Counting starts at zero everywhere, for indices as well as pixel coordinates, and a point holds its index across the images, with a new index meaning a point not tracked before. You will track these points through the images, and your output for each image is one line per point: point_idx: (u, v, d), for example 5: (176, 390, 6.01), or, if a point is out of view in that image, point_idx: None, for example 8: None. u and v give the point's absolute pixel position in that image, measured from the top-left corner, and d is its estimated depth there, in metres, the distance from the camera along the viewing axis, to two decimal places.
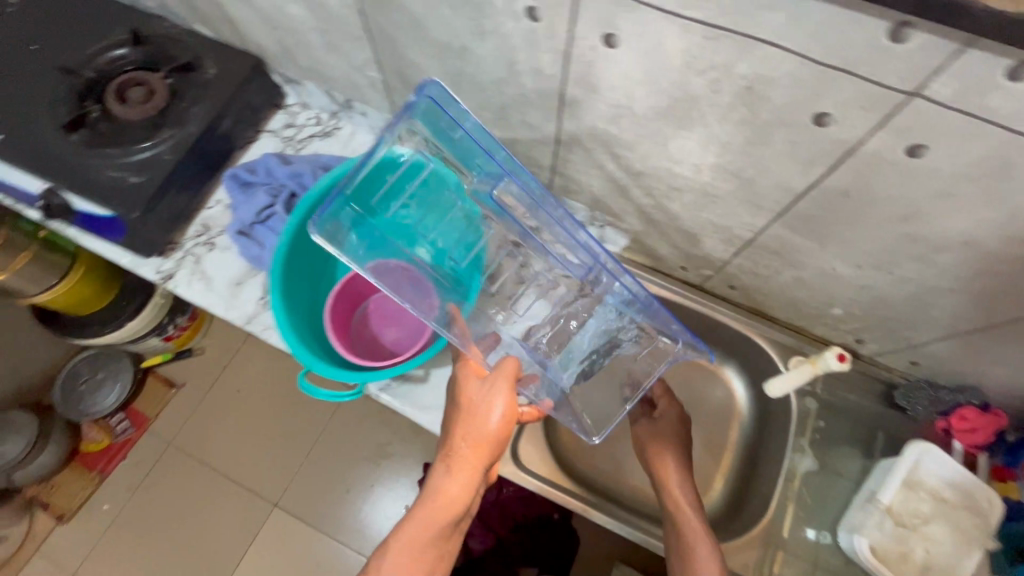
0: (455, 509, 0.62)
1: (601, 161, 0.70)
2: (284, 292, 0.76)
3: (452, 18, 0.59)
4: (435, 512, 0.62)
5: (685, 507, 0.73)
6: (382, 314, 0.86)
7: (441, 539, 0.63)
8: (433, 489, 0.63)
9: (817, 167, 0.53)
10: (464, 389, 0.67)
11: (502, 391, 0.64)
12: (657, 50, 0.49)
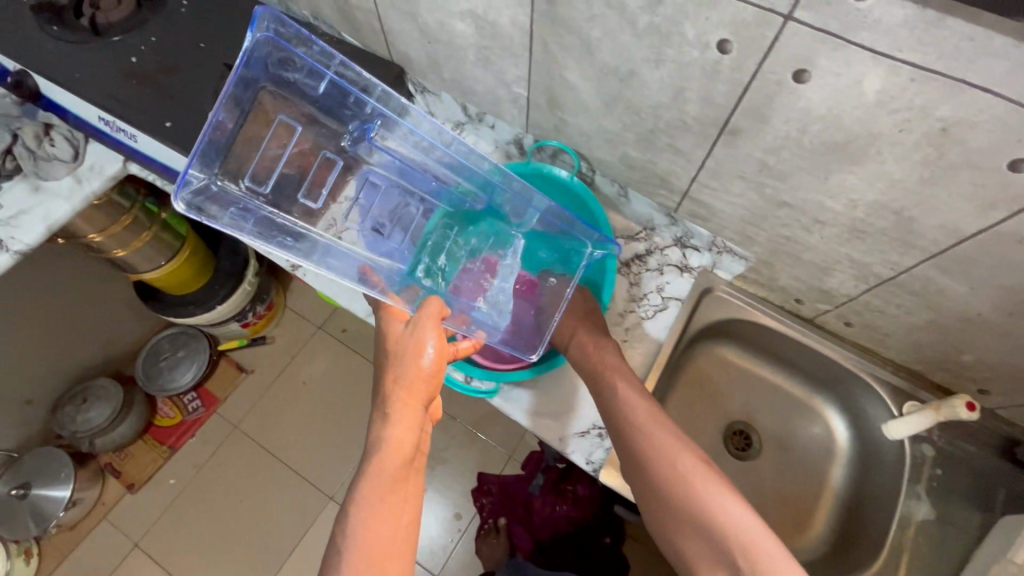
0: (398, 458, 0.60)
1: (744, 188, 0.72)
2: None
3: (631, 45, 0.62)
4: (380, 463, 0.59)
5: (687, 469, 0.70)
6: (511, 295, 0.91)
7: (402, 499, 0.59)
8: (383, 435, 0.61)
9: (995, 212, 0.54)
10: (392, 332, 0.69)
11: (422, 326, 0.67)
12: (853, 88, 0.51)
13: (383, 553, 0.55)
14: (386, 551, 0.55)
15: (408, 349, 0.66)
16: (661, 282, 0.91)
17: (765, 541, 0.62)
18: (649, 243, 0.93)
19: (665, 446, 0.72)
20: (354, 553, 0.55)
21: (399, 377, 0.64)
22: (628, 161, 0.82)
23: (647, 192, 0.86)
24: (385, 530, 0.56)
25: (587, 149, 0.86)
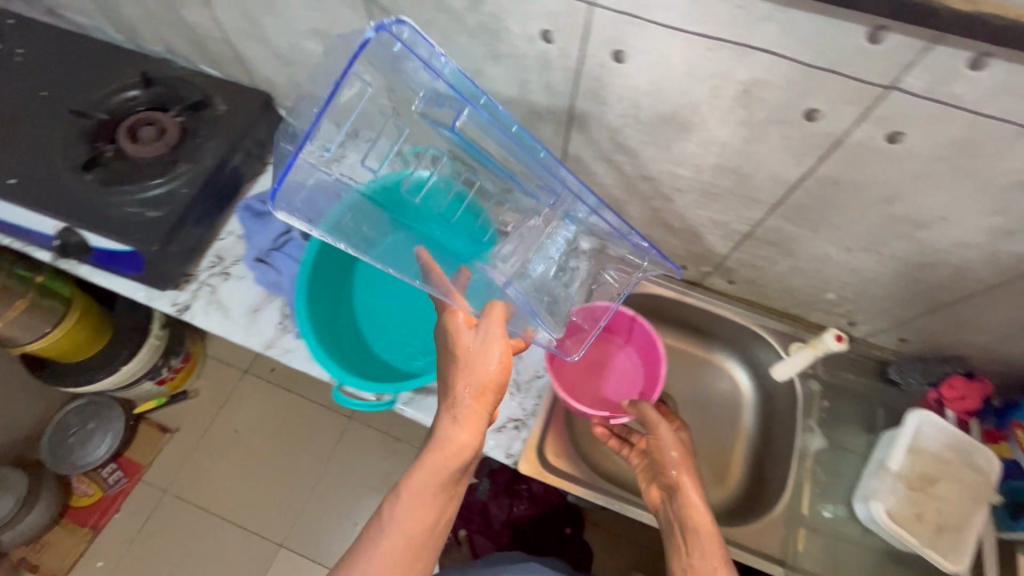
0: (446, 469, 0.62)
1: (607, 168, 0.76)
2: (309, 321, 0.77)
3: (469, 44, 0.64)
4: (429, 464, 0.62)
5: (692, 499, 0.70)
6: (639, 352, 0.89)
7: (441, 490, 0.62)
8: (440, 438, 0.62)
9: (808, 159, 0.60)
10: (465, 341, 0.64)
11: (497, 338, 0.63)
12: (663, 62, 0.55)
13: (416, 533, 0.62)
14: (421, 532, 0.62)
15: (472, 356, 0.63)
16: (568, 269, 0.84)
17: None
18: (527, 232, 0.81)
19: (693, 522, 0.68)
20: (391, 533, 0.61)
21: (470, 388, 0.63)
22: None
23: None
24: (425, 517, 0.62)
25: None
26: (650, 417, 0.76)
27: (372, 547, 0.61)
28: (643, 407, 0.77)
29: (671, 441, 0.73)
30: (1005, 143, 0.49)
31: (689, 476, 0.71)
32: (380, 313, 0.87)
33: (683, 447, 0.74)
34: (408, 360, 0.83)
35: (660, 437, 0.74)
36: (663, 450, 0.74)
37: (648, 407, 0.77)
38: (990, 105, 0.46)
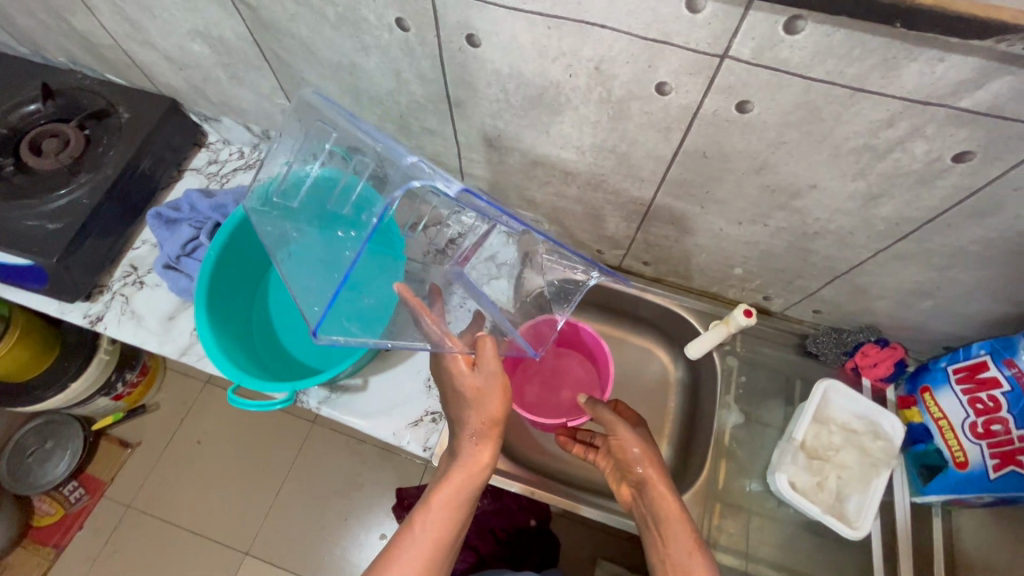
0: (470, 487, 0.71)
1: (499, 155, 0.76)
2: (212, 328, 0.75)
3: (336, 37, 0.64)
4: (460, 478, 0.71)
5: (664, 495, 0.68)
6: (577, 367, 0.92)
7: (467, 504, 0.72)
8: (465, 457, 0.72)
9: (673, 133, 0.60)
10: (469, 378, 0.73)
11: (496, 377, 0.72)
12: (513, 44, 0.55)
13: (441, 535, 0.68)
14: (448, 536, 0.69)
15: (478, 393, 0.73)
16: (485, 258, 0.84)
17: (695, 566, 0.63)
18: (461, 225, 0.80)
19: (664, 513, 0.67)
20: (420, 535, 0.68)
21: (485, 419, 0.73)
22: None
23: None
24: (449, 522, 0.69)
25: None
26: (608, 420, 0.74)
27: (402, 546, 0.67)
28: (601, 412, 0.75)
29: (631, 440, 0.72)
30: (840, 107, 0.49)
31: (656, 471, 0.70)
32: (290, 312, 0.88)
33: (646, 442, 0.73)
34: (316, 358, 0.85)
35: (622, 437, 0.73)
36: (626, 452, 0.72)
37: (605, 410, 0.75)
38: (815, 69, 0.46)
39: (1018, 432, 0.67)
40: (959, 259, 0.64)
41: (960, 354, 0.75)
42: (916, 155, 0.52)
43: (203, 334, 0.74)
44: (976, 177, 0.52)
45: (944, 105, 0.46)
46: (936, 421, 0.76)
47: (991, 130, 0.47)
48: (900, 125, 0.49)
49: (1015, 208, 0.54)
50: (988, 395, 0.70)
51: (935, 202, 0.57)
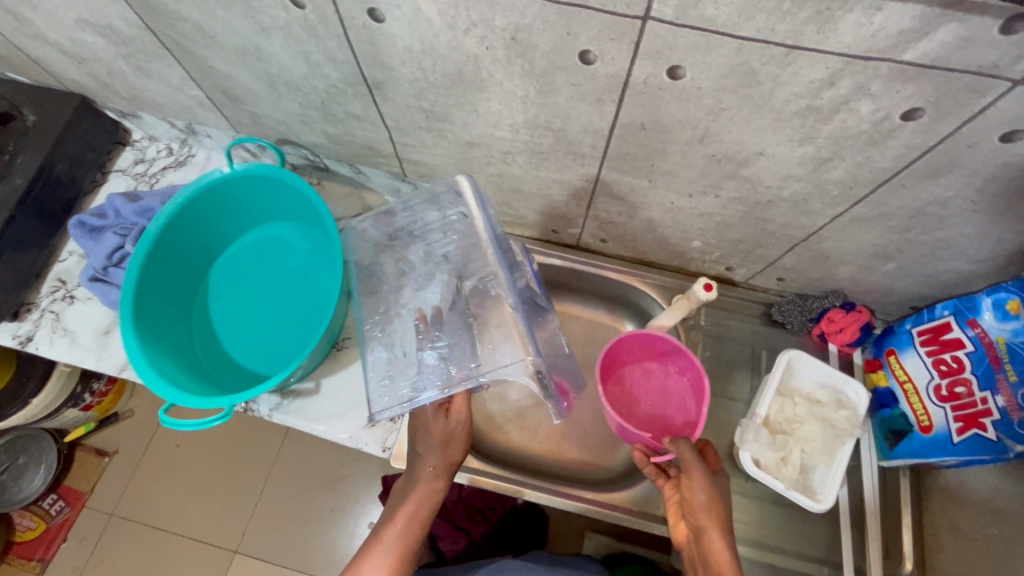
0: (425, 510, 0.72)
1: (433, 138, 0.70)
2: (143, 348, 0.71)
3: (232, 19, 0.58)
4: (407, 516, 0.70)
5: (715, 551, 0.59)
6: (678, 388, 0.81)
7: (422, 526, 0.72)
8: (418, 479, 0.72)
9: (607, 105, 0.55)
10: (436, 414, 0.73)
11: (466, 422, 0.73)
12: (419, 16, 0.50)
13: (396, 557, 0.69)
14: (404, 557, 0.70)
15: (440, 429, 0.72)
16: (428, 249, 0.86)
17: None
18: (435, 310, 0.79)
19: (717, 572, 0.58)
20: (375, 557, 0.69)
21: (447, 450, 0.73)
22: (333, 138, 0.78)
23: (372, 164, 0.83)
24: (403, 545, 0.70)
25: (295, 135, 0.80)
26: (692, 466, 0.63)
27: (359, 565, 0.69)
28: (687, 457, 0.63)
29: (705, 490, 0.62)
30: (777, 67, 0.45)
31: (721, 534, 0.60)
32: (230, 317, 0.82)
33: (719, 492, 0.62)
34: (263, 360, 0.80)
35: (695, 482, 0.62)
36: (697, 503, 0.62)
37: (691, 456, 0.63)
38: (745, 27, 0.42)
39: (982, 393, 0.65)
40: (918, 221, 0.60)
41: (924, 316, 0.72)
42: (863, 116, 0.47)
43: (133, 357, 0.70)
44: (928, 135, 0.48)
45: (886, 59, 0.41)
46: (902, 385, 0.75)
47: (938, 83, 0.43)
48: (842, 84, 0.45)
49: (971, 165, 0.50)
50: (952, 356, 0.68)
51: (888, 163, 0.53)
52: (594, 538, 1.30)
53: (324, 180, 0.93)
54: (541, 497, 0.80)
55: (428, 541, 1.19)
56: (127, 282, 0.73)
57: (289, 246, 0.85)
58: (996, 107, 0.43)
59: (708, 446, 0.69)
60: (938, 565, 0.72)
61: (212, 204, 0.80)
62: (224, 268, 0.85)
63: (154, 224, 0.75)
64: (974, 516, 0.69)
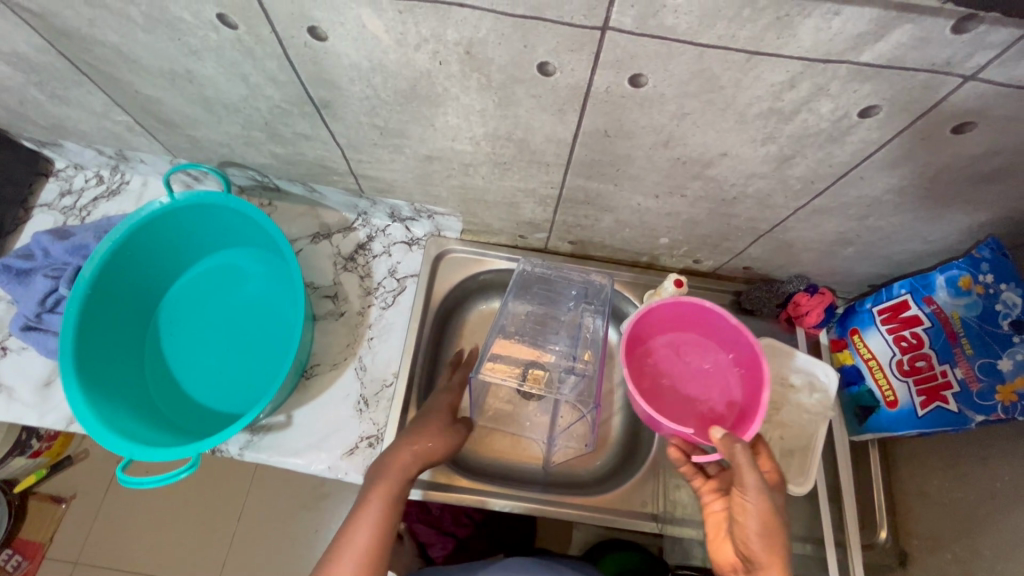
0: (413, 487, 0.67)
1: (389, 154, 0.67)
2: (91, 403, 0.66)
3: (155, 42, 0.52)
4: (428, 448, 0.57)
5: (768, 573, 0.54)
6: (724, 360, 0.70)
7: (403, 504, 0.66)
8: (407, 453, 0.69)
9: (569, 115, 0.53)
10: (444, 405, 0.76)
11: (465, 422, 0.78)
12: (364, 34, 0.46)
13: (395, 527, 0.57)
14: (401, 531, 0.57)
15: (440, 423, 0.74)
16: (392, 264, 0.87)
17: None
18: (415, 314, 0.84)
19: None
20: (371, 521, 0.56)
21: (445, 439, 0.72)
22: (282, 158, 0.73)
23: (325, 181, 0.79)
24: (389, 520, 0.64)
25: (239, 157, 0.75)
26: (748, 483, 0.55)
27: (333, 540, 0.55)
28: (744, 474, 0.55)
29: (759, 510, 0.55)
30: (739, 72, 0.44)
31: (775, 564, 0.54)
32: (186, 356, 0.77)
33: (775, 514, 0.55)
34: (229, 401, 0.75)
35: (749, 501, 0.55)
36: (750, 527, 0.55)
37: (750, 473, 0.55)
38: (705, 35, 0.41)
39: (941, 366, 0.68)
40: (876, 208, 0.62)
41: (883, 295, 0.75)
42: (823, 115, 0.48)
43: (80, 414, 0.64)
44: (885, 130, 0.49)
45: (844, 61, 0.41)
46: (866, 362, 0.77)
47: (894, 81, 0.43)
48: (802, 86, 0.45)
49: (925, 156, 0.51)
50: (912, 333, 0.71)
51: (847, 158, 0.53)
52: (582, 528, 1.32)
53: (275, 200, 0.88)
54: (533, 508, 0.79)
55: (418, 550, 1.18)
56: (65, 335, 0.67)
57: (244, 274, 0.80)
58: (948, 102, 0.44)
59: (764, 452, 0.62)
60: (911, 530, 0.75)
61: (152, 238, 0.74)
62: (175, 305, 0.79)
63: (89, 267, 0.69)
64: (939, 481, 0.72)
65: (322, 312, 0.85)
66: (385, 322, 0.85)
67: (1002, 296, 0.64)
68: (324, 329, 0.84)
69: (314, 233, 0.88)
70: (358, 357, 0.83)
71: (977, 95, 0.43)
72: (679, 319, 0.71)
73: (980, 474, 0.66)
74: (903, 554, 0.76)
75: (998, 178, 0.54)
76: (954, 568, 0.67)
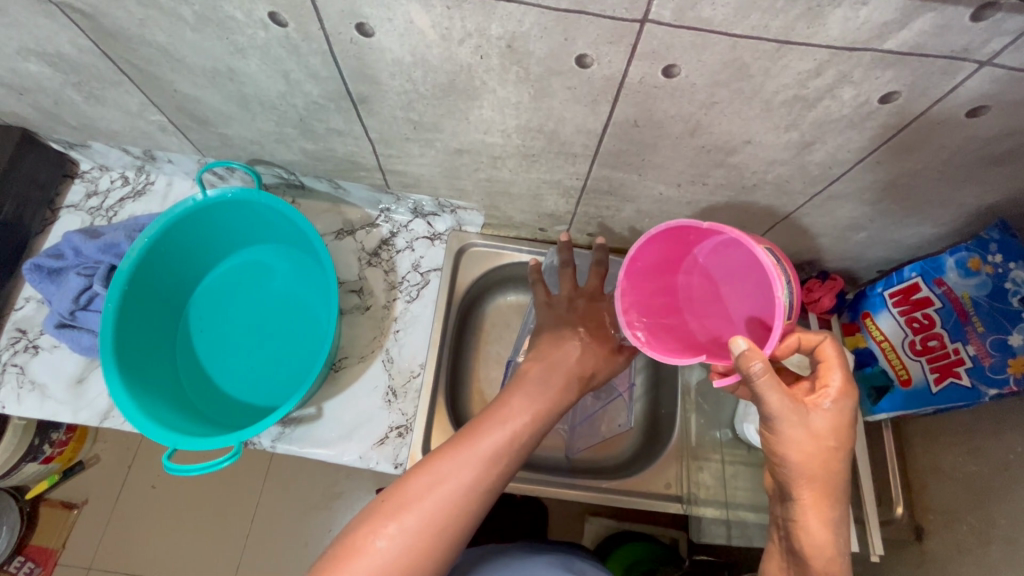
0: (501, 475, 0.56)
1: (420, 149, 0.69)
2: (131, 394, 0.67)
3: (203, 41, 0.54)
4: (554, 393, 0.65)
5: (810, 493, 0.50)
6: (727, 271, 0.58)
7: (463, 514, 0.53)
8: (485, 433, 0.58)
9: (601, 106, 0.56)
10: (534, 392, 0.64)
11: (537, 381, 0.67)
12: (411, 29, 0.49)
13: (478, 500, 0.54)
14: (483, 500, 0.55)
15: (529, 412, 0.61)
16: (415, 258, 0.89)
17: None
18: (440, 305, 0.86)
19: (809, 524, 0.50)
20: (446, 492, 0.52)
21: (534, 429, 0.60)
22: (311, 154, 0.75)
23: (352, 178, 0.81)
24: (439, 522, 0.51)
25: (269, 154, 0.77)
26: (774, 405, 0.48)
27: (404, 517, 0.51)
28: (769, 403, 0.48)
29: (796, 435, 0.49)
30: (768, 61, 0.47)
31: (814, 489, 0.50)
32: (216, 349, 0.78)
33: (818, 436, 0.50)
34: (260, 393, 0.77)
35: (785, 426, 0.49)
36: (783, 456, 0.50)
37: (777, 398, 0.48)
38: (740, 26, 0.43)
39: (953, 344, 0.71)
40: (890, 193, 0.65)
41: (894, 278, 0.78)
42: (845, 101, 0.50)
43: (122, 405, 0.66)
44: (903, 115, 0.51)
45: (869, 48, 0.44)
46: (879, 343, 0.80)
47: (914, 67, 0.46)
48: (828, 73, 0.47)
49: (939, 140, 0.54)
50: (923, 313, 0.74)
51: (865, 143, 0.56)
52: (594, 521, 1.31)
53: (298, 198, 0.90)
54: (560, 493, 0.80)
55: None
56: (103, 330, 0.68)
57: (270, 270, 0.81)
58: (964, 87, 0.47)
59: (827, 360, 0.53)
60: (926, 505, 0.78)
61: (184, 234, 0.76)
62: (203, 300, 0.80)
63: (125, 264, 0.70)
64: (953, 455, 0.75)
65: (349, 306, 0.87)
66: (411, 315, 0.87)
67: (1010, 275, 0.65)
68: (351, 323, 0.86)
69: (338, 230, 0.90)
70: (384, 349, 0.85)
71: (991, 80, 0.46)
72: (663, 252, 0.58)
73: (994, 446, 0.69)
74: (919, 529, 0.78)
75: (1006, 160, 0.57)
76: (972, 539, 0.70)
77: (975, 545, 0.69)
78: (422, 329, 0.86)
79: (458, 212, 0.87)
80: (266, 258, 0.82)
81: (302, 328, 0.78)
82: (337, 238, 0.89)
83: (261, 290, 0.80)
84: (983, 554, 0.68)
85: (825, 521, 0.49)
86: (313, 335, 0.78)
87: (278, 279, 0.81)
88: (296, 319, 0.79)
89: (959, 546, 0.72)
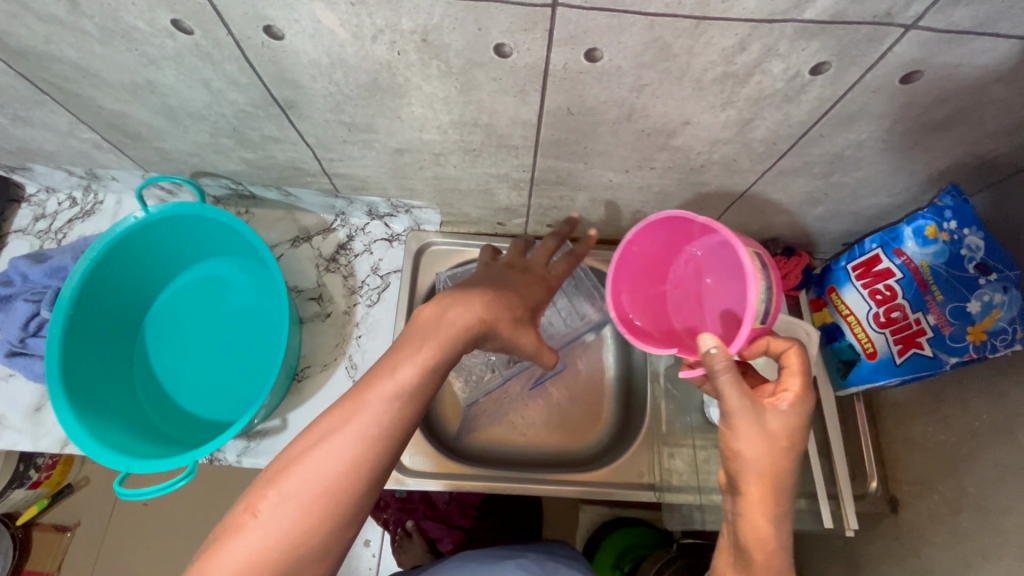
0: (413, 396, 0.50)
1: (359, 151, 0.67)
2: (82, 420, 0.66)
3: (113, 54, 0.53)
4: (449, 322, 0.56)
5: (759, 486, 0.48)
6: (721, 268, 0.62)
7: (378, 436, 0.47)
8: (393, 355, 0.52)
9: (531, 95, 0.54)
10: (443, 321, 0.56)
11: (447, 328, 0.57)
12: (320, 29, 0.47)
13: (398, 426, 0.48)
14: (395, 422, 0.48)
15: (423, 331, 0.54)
16: (374, 261, 0.88)
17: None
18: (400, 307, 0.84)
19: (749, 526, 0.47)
20: (368, 416, 0.47)
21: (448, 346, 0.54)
22: (253, 163, 0.73)
23: (299, 184, 0.79)
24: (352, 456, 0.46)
25: (211, 166, 0.75)
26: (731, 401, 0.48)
27: (281, 483, 0.44)
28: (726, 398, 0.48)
29: (747, 432, 0.48)
30: (689, 39, 0.45)
31: (760, 485, 0.48)
32: (175, 367, 0.77)
33: (769, 435, 0.48)
34: (220, 409, 0.76)
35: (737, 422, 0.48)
36: (735, 448, 0.48)
37: (734, 395, 0.48)
38: (652, 4, 0.42)
39: (915, 314, 0.69)
40: (839, 165, 0.63)
41: (856, 251, 0.76)
42: (776, 75, 0.49)
43: (71, 429, 0.65)
44: (838, 85, 0.50)
45: (789, 19, 0.42)
46: (845, 317, 0.78)
47: (839, 36, 0.44)
48: (752, 48, 0.46)
49: (876, 109, 0.53)
50: (885, 285, 0.72)
51: (805, 117, 0.55)
52: (588, 509, 1.30)
53: (251, 208, 0.88)
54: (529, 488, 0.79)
55: (428, 546, 1.15)
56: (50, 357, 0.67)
57: (226, 283, 0.80)
58: (893, 53, 0.46)
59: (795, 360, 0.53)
60: (901, 477, 0.77)
61: (130, 251, 0.74)
62: (160, 317, 0.79)
63: (68, 288, 0.69)
64: (923, 426, 0.74)
65: (309, 315, 0.85)
66: (372, 320, 0.85)
67: (965, 241, 0.64)
68: (313, 331, 0.84)
69: (294, 237, 0.88)
70: (347, 356, 0.83)
71: (919, 43, 0.45)
72: (663, 242, 0.65)
73: (960, 415, 0.68)
74: (894, 501, 0.77)
75: (949, 125, 0.55)
76: (944, 509, 0.69)
77: (948, 515, 0.69)
78: (384, 331, 0.85)
79: (415, 214, 0.85)
80: (221, 272, 0.80)
81: (262, 341, 0.77)
82: (293, 246, 0.88)
83: (218, 303, 0.79)
84: (955, 523, 0.67)
85: (769, 517, 0.47)
86: (271, 348, 0.77)
87: (235, 293, 0.79)
88: (255, 334, 0.78)
89: (932, 516, 0.71)
